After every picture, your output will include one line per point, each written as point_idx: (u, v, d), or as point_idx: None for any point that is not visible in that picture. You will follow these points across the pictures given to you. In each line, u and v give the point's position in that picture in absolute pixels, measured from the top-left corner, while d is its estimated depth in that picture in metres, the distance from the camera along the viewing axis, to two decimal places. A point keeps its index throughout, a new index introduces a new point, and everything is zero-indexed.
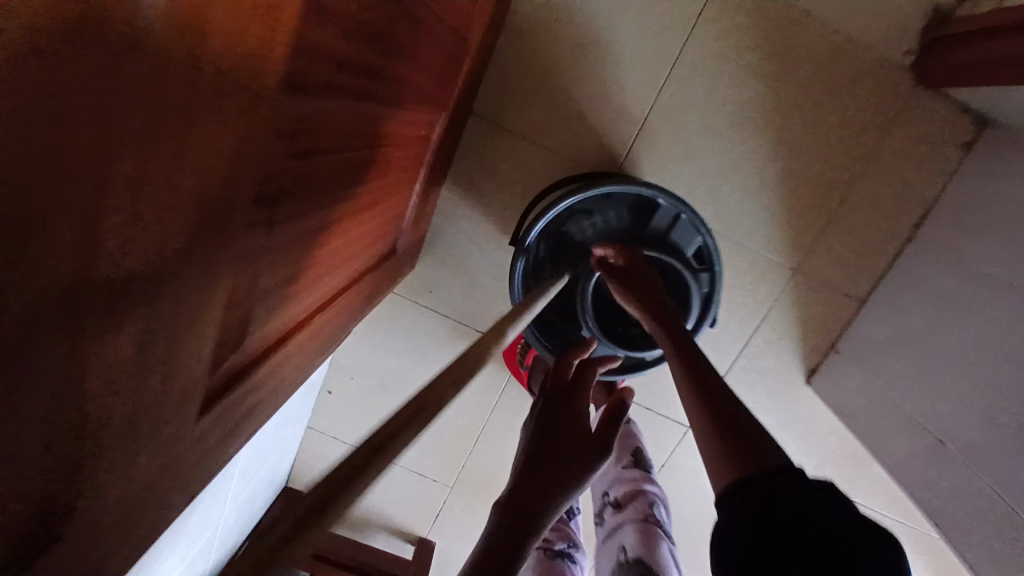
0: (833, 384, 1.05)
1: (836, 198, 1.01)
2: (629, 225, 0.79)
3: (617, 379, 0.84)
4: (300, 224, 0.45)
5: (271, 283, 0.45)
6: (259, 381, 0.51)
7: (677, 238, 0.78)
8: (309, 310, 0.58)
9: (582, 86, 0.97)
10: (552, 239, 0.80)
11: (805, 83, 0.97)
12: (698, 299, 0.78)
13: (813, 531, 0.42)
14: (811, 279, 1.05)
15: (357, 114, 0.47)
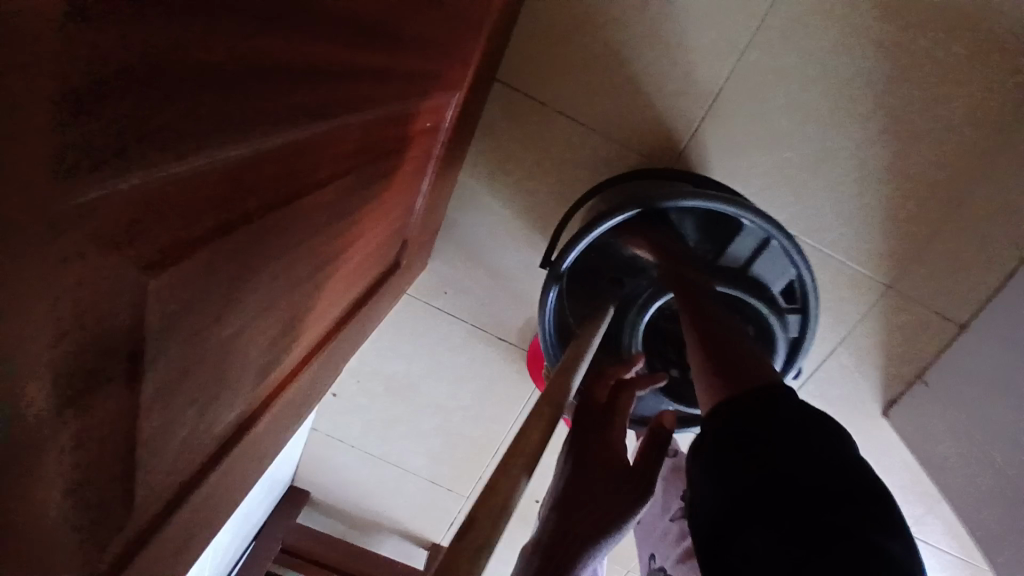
0: (917, 422, 0.87)
1: (954, 199, 0.80)
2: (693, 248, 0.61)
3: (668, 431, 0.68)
4: (218, 318, 0.28)
5: (177, 406, 0.29)
6: (189, 509, 0.36)
7: (761, 267, 0.59)
8: (271, 388, 0.42)
9: (638, 46, 0.76)
10: (596, 255, 0.63)
11: (930, 50, 0.74)
12: (780, 351, 0.60)
13: (811, 469, 0.30)
14: (906, 296, 0.85)
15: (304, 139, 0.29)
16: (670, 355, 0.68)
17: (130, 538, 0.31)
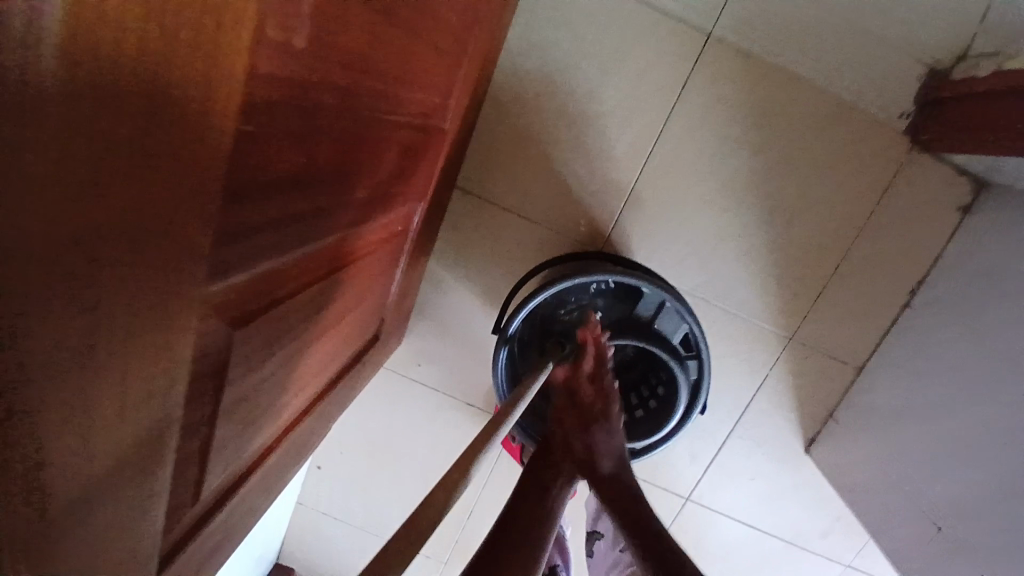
0: (833, 455, 1.01)
1: (832, 264, 0.98)
2: (612, 313, 0.77)
3: None
4: (261, 365, 0.42)
5: (230, 436, 0.42)
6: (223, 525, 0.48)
7: (663, 325, 0.76)
8: (286, 427, 0.55)
9: (569, 155, 0.95)
10: (534, 327, 0.78)
11: (796, 151, 0.94)
12: (685, 389, 0.75)
13: None
14: (808, 345, 1.02)
15: (317, 247, 0.44)
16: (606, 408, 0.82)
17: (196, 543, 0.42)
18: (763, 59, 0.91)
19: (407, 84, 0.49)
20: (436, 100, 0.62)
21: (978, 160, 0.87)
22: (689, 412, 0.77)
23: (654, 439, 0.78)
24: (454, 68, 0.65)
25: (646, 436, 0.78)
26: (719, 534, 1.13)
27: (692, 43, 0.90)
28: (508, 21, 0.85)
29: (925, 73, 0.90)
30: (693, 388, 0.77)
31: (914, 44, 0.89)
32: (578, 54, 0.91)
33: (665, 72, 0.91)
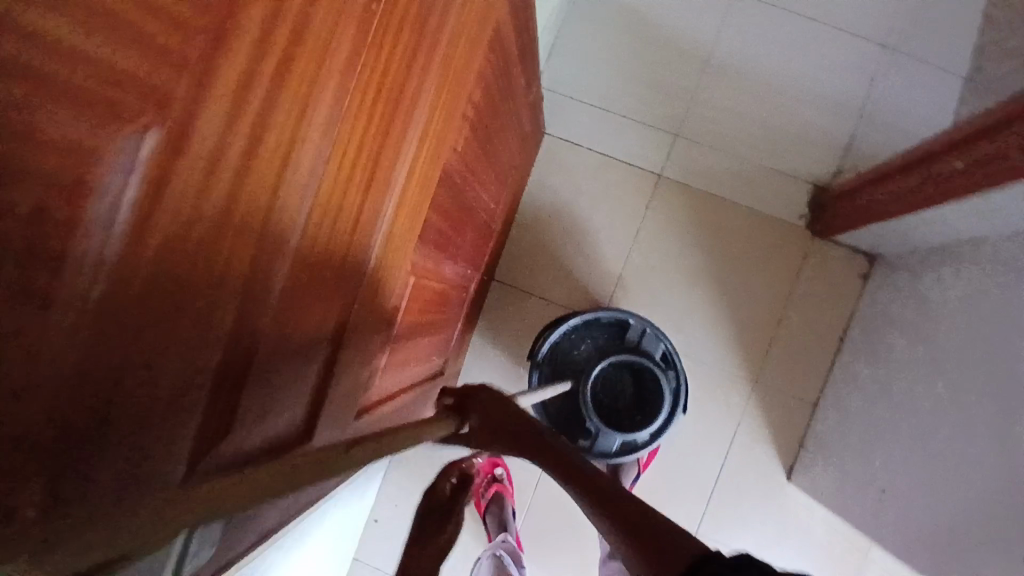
0: (809, 478, 1.24)
1: (774, 324, 1.31)
2: (611, 344, 1.13)
3: (619, 461, 1.08)
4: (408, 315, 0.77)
5: (393, 355, 0.75)
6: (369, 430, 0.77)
7: (649, 347, 1.11)
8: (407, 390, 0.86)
9: (573, 257, 1.36)
10: (554, 359, 1.12)
11: (731, 245, 1.33)
12: (670, 391, 1.08)
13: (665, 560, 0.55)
14: (770, 389, 1.31)
15: (435, 257, 0.80)
16: (619, 416, 1.12)
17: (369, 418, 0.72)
18: (700, 186, 1.34)
19: (480, 184, 0.91)
20: (491, 204, 1.04)
21: (862, 239, 1.23)
22: (676, 408, 1.09)
23: (654, 432, 1.08)
24: (500, 190, 1.09)
25: (646, 431, 1.08)
26: None
27: (651, 180, 1.35)
28: (528, 171, 1.33)
29: (811, 187, 1.32)
30: (675, 391, 1.09)
31: (802, 171, 1.32)
32: (575, 191, 1.37)
33: (634, 198, 1.36)
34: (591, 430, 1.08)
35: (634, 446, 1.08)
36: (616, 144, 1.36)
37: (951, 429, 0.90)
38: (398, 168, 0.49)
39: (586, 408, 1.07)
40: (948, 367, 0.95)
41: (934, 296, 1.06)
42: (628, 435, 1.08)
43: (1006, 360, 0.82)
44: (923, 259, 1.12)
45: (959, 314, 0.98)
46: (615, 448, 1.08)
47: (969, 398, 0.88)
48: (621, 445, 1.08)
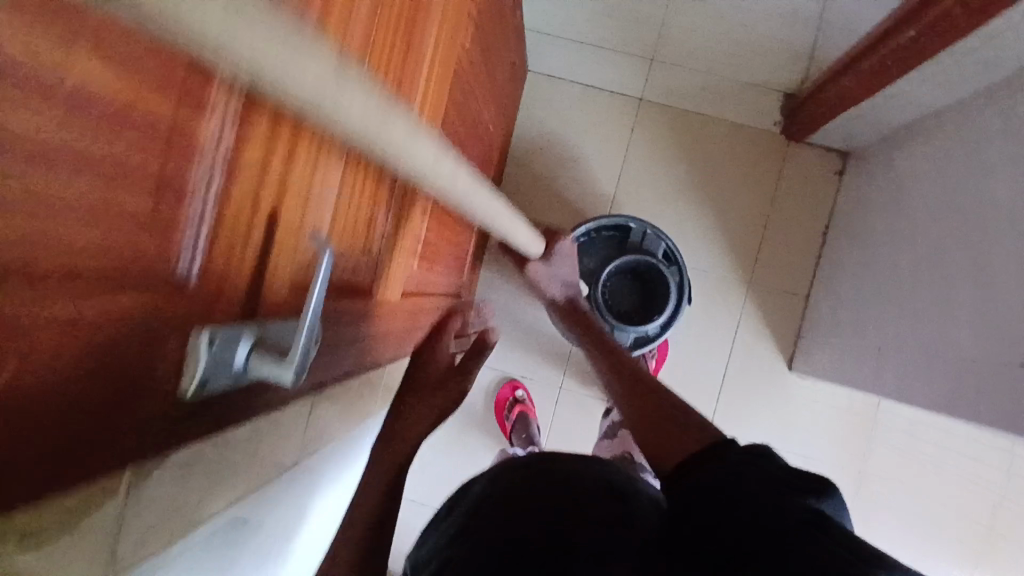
0: (808, 361, 1.33)
1: (761, 226, 1.40)
2: (614, 250, 1.22)
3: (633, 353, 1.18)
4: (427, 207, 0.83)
5: (417, 244, 0.82)
6: (408, 319, 0.85)
7: (649, 247, 1.19)
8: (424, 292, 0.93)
9: (566, 184, 1.43)
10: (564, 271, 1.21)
11: (714, 157, 1.41)
12: (675, 285, 1.17)
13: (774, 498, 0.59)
14: (763, 287, 1.40)
15: (448, 157, 0.86)
16: (628, 312, 1.23)
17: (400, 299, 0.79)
18: (676, 105, 1.42)
19: (479, 94, 0.96)
20: (488, 125, 1.10)
21: (834, 135, 1.32)
22: (681, 301, 1.17)
23: (662, 324, 1.18)
24: (495, 114, 1.14)
25: (656, 323, 1.17)
26: None
27: (631, 105, 1.42)
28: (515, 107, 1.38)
29: (781, 95, 1.39)
30: (679, 286, 1.18)
31: (772, 80, 1.37)
32: (561, 122, 1.43)
33: (617, 123, 1.42)
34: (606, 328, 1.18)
35: (647, 338, 1.17)
36: (594, 73, 1.42)
37: (935, 281, 0.99)
38: (415, 88, 0.63)
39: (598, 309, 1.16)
40: (926, 228, 1.05)
41: (904, 171, 1.15)
42: (639, 329, 1.17)
43: (981, 206, 0.92)
44: (890, 144, 1.21)
45: (928, 180, 1.07)
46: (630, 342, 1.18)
47: (949, 249, 0.97)
48: (636, 338, 1.18)
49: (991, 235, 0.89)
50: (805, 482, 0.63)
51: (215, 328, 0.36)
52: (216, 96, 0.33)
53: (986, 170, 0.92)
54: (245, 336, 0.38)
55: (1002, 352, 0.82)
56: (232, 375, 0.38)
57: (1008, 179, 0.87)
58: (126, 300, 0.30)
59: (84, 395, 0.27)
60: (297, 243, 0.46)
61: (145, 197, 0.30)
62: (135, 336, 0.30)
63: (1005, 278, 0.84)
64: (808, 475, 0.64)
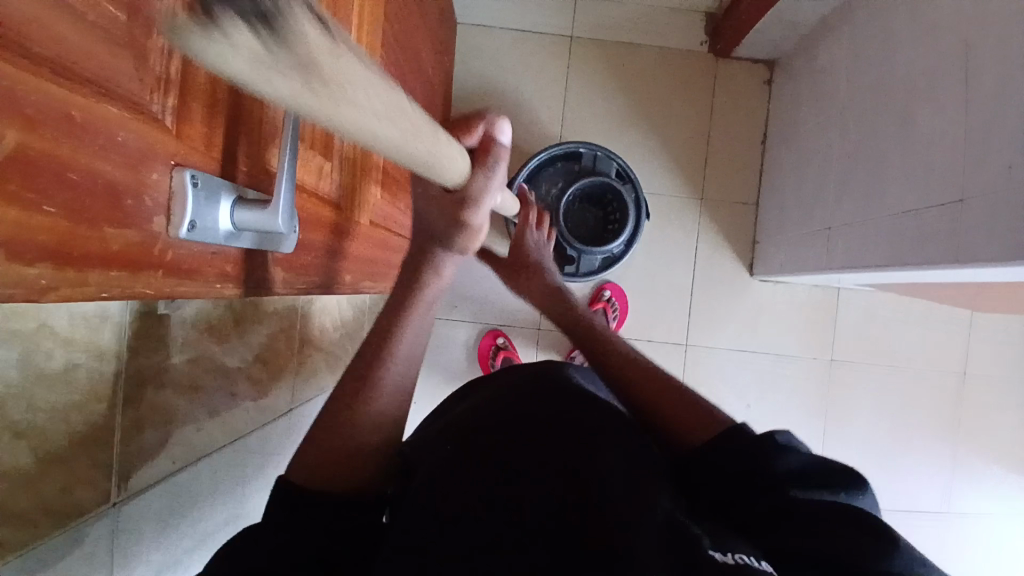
0: (766, 262, 1.39)
1: (704, 144, 1.46)
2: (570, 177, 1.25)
3: (605, 273, 1.23)
4: None
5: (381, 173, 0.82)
6: (376, 252, 0.84)
7: (603, 169, 1.24)
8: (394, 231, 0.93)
9: (513, 129, 1.45)
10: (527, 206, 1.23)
11: (650, 84, 1.46)
12: (632, 201, 1.21)
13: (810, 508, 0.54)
14: (716, 201, 1.45)
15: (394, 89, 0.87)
16: (592, 236, 1.27)
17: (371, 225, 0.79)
18: (606, 39, 1.45)
19: (416, 30, 0.96)
20: (428, 68, 1.10)
21: (757, 46, 1.39)
22: (641, 214, 1.22)
23: (626, 240, 1.23)
24: (434, 58, 1.15)
25: (620, 241, 1.22)
26: (722, 366, 1.44)
27: (564, 44, 1.45)
28: (451, 60, 1.39)
29: (703, 16, 1.44)
30: (636, 200, 1.22)
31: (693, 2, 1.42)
32: (499, 71, 1.45)
33: (553, 65, 1.45)
34: (573, 252, 1.22)
35: (614, 256, 1.22)
36: (523, 18, 1.44)
37: (871, 151, 1.06)
38: None
39: (564, 234, 1.19)
40: (854, 108, 1.11)
41: (826, 63, 1.22)
42: (604, 249, 1.21)
43: (899, 71, 0.99)
44: (810, 42, 1.28)
45: (849, 64, 1.14)
46: (598, 263, 1.24)
47: (877, 119, 1.05)
48: (603, 258, 1.24)
49: (913, 93, 0.96)
50: (824, 475, 0.58)
51: (196, 169, 0.37)
52: None
53: (898, 37, 1.00)
54: (221, 189, 0.39)
55: (940, 192, 0.88)
56: (217, 226, 0.38)
57: (921, 40, 0.94)
58: (115, 110, 0.30)
59: (89, 192, 0.28)
60: (260, 113, 0.44)
61: (121, 9, 0.30)
62: (125, 150, 0.31)
63: (932, 127, 0.91)
64: (839, 468, 0.59)
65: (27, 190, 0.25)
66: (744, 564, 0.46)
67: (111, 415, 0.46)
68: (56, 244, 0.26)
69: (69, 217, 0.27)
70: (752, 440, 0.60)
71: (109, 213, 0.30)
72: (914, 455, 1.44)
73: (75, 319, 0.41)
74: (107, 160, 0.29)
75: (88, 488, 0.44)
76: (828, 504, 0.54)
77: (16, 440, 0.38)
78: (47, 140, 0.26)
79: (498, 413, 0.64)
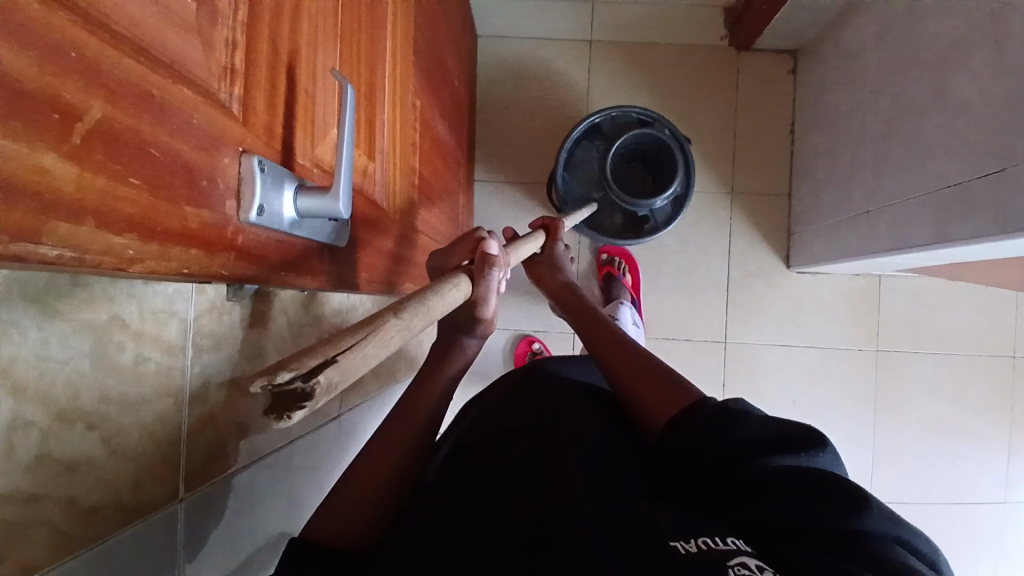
0: (803, 252, 1.36)
1: (731, 138, 1.44)
2: (601, 144, 1.27)
3: (682, 210, 1.25)
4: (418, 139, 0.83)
5: (416, 174, 0.83)
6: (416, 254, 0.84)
7: (626, 123, 1.25)
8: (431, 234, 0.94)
9: (538, 135, 1.46)
10: (580, 189, 1.28)
11: (673, 82, 1.45)
12: (669, 134, 1.22)
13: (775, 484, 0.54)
14: (747, 194, 1.43)
15: (426, 91, 0.88)
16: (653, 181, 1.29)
17: (410, 224, 0.79)
18: (626, 40, 1.46)
19: (443, 36, 0.98)
20: (455, 76, 1.11)
21: (779, 35, 1.38)
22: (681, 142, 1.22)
23: (685, 172, 1.23)
24: (459, 65, 1.16)
25: (680, 179, 1.22)
26: (764, 361, 1.41)
27: (584, 48, 1.46)
28: (474, 72, 1.41)
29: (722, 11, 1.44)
30: (673, 133, 1.22)
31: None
32: (522, 79, 1.46)
33: (574, 69, 1.46)
34: (644, 210, 1.22)
35: (685, 192, 1.23)
36: (543, 26, 1.45)
37: (906, 129, 1.04)
38: None
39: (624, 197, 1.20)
40: (887, 87, 1.09)
41: (853, 45, 1.20)
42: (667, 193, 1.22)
43: (930, 45, 0.97)
44: (834, 28, 1.27)
45: (876, 45, 1.12)
46: (670, 207, 1.25)
47: (911, 96, 1.02)
48: (672, 201, 1.24)
49: (946, 64, 0.94)
50: (779, 439, 0.58)
51: (261, 156, 0.37)
52: None
53: (926, 10, 0.98)
54: (286, 178, 0.39)
55: (985, 163, 0.85)
56: (282, 217, 0.39)
57: (950, 12, 0.92)
58: (189, 93, 0.31)
59: (168, 170, 0.29)
60: (313, 107, 0.45)
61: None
62: (199, 132, 0.31)
63: (968, 97, 0.89)
64: (797, 429, 0.59)
65: (110, 165, 0.25)
66: (706, 548, 0.46)
67: (177, 410, 0.46)
68: (140, 217, 0.27)
69: (151, 194, 0.28)
70: (704, 415, 0.60)
71: (188, 192, 0.30)
72: (974, 444, 1.38)
73: (140, 310, 0.41)
74: (184, 140, 0.30)
75: (160, 485, 0.45)
76: (780, 465, 0.55)
77: (89, 431, 0.39)
78: (128, 115, 0.26)
79: (484, 422, 0.66)
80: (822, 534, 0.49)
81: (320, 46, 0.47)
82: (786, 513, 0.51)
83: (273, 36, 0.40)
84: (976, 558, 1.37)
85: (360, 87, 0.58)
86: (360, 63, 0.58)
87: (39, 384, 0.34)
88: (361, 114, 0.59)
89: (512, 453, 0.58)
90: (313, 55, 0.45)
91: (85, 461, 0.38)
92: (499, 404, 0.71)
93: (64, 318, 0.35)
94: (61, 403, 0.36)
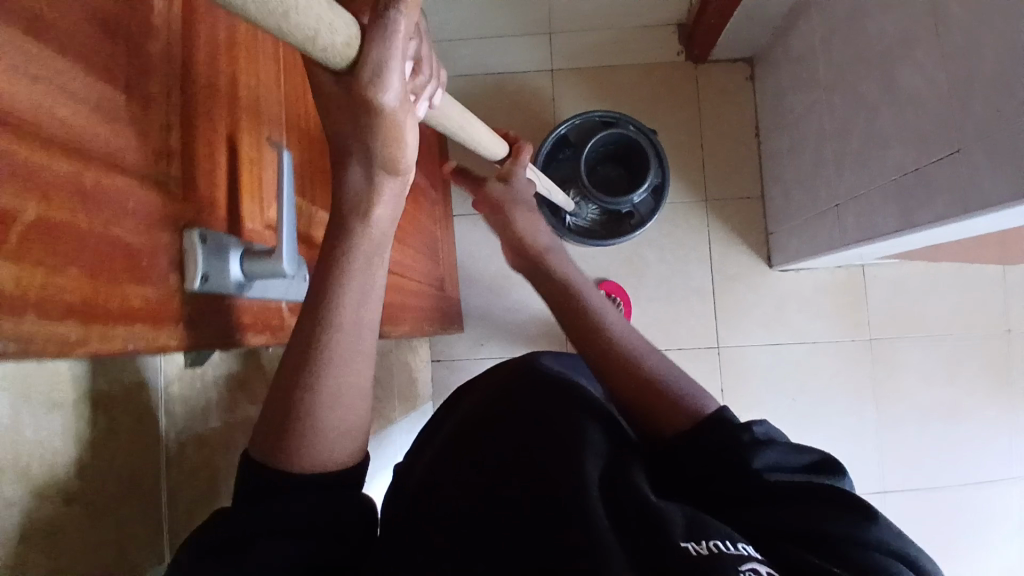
0: (781, 250, 1.38)
1: (698, 147, 1.47)
2: (572, 152, 1.30)
3: (664, 199, 1.27)
4: None
5: None
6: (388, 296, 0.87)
7: (591, 127, 1.28)
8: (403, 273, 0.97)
9: None
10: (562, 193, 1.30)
11: (636, 100, 1.49)
12: (634, 131, 1.24)
13: (777, 494, 0.54)
14: (720, 200, 1.46)
15: None
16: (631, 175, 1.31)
17: None
18: (586, 65, 1.50)
19: None
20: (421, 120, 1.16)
21: (733, 45, 1.42)
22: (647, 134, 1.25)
23: (659, 161, 1.25)
24: None
25: (656, 170, 1.25)
26: (757, 362, 1.41)
27: (547, 77, 1.50)
28: None
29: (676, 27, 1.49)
30: (638, 127, 1.25)
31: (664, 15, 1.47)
32: (489, 113, 1.51)
33: (539, 99, 1.50)
34: (626, 207, 1.25)
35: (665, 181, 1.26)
36: (505, 61, 1.50)
37: (861, 121, 1.07)
38: None
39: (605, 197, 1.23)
40: (839, 83, 1.12)
41: (802, 46, 1.24)
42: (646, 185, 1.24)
43: (873, 40, 1.01)
44: (783, 33, 1.31)
45: (824, 44, 1.16)
46: (651, 199, 1.28)
47: (862, 90, 1.06)
48: (651, 193, 1.27)
49: (890, 55, 0.97)
50: (785, 452, 0.58)
51: (203, 229, 0.40)
52: (159, 20, 0.38)
53: (865, 8, 1.02)
54: (232, 245, 0.42)
55: (937, 147, 0.88)
56: (230, 283, 0.41)
57: (887, 6, 0.96)
58: (124, 181, 0.34)
59: (107, 254, 0.32)
60: (258, 173, 0.48)
61: (119, 93, 0.34)
62: (136, 216, 0.34)
63: (915, 84, 0.92)
64: (805, 451, 0.59)
65: (47, 258, 0.28)
66: (717, 551, 0.46)
67: (155, 476, 0.48)
68: (80, 302, 0.30)
69: (91, 279, 0.30)
70: (720, 429, 0.59)
71: (126, 272, 0.33)
72: (979, 424, 1.37)
73: (110, 385, 0.44)
74: (121, 225, 0.33)
75: (142, 551, 0.46)
76: (795, 482, 0.54)
77: (68, 503, 0.40)
78: (63, 211, 0.29)
79: (481, 430, 0.66)
80: (824, 542, 0.49)
81: (260, 118, 0.50)
82: (790, 519, 0.51)
83: (209, 117, 0.43)
84: (995, 540, 1.35)
85: (310, 149, 0.61)
86: (308, 125, 0.61)
87: (12, 465, 0.36)
88: (312, 171, 0.62)
89: (515, 468, 0.58)
90: (252, 126, 0.48)
91: (66, 533, 0.40)
92: (497, 403, 0.70)
93: (32, 400, 0.38)
94: (37, 480, 0.38)
